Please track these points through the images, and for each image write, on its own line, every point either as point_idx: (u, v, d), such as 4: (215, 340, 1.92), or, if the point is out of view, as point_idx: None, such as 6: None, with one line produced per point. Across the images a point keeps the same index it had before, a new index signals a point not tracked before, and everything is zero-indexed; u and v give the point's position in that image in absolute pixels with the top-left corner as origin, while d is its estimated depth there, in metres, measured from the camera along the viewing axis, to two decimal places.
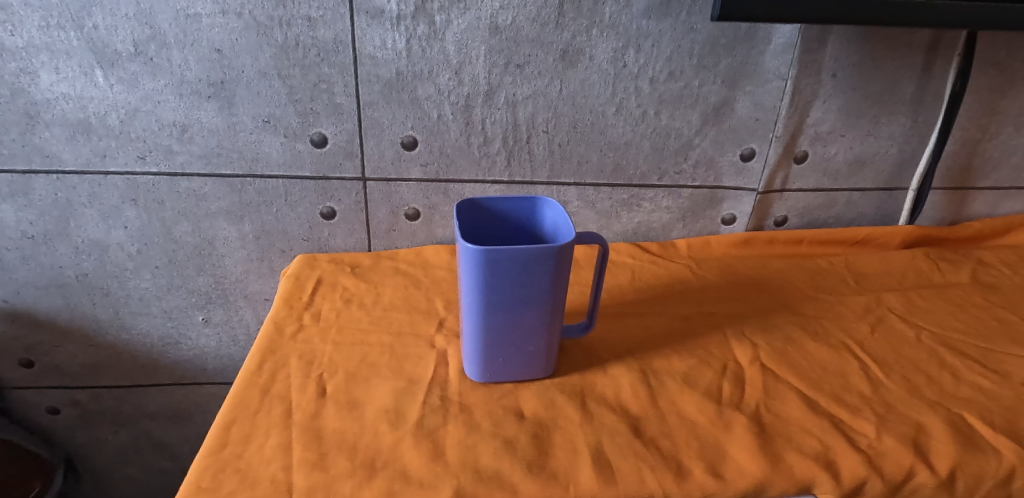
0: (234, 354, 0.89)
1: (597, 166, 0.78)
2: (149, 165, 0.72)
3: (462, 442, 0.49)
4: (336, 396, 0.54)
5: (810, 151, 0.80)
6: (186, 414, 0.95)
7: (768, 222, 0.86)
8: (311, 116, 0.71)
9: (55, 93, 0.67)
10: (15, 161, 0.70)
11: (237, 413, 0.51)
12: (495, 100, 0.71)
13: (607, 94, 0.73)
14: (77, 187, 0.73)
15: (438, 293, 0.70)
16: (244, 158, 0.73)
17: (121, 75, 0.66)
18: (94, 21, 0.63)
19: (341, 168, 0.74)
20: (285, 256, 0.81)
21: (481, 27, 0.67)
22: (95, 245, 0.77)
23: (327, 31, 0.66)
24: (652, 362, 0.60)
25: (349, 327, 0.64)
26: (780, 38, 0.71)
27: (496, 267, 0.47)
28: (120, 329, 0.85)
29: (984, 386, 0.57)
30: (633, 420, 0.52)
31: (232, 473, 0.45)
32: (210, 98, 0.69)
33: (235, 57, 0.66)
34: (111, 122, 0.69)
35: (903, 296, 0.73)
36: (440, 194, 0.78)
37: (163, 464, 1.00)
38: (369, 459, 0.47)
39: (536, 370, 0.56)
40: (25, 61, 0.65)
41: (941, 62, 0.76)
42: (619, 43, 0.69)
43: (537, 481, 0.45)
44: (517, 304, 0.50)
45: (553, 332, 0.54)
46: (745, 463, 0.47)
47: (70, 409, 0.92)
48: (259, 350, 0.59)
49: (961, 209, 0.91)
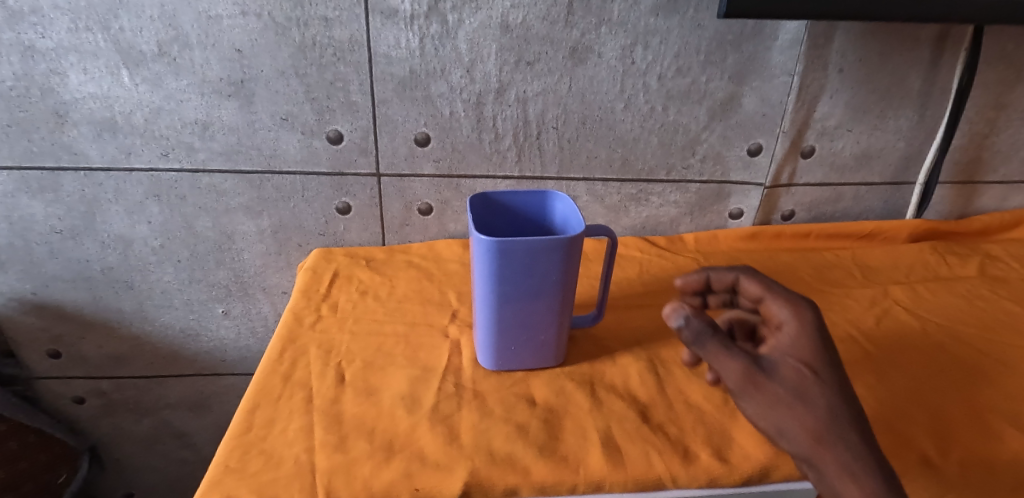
0: (253, 346, 0.92)
1: (606, 161, 0.79)
2: (172, 162, 0.75)
3: (476, 426, 0.50)
4: (354, 383, 0.56)
5: (817, 145, 0.81)
6: (205, 403, 0.97)
7: (775, 217, 0.87)
8: (328, 113, 0.73)
9: (83, 93, 0.69)
10: (45, 158, 0.73)
11: (260, 399, 0.53)
12: (506, 97, 0.73)
13: (615, 91, 0.74)
14: (104, 184, 0.75)
15: (451, 286, 0.72)
16: (262, 155, 0.75)
17: (145, 75, 0.69)
18: (120, 23, 0.66)
19: (356, 164, 0.76)
20: (302, 250, 0.83)
21: (493, 25, 0.69)
22: (120, 240, 0.80)
23: (343, 31, 0.68)
24: (659, 351, 0.61)
25: (365, 318, 0.66)
26: (786, 34, 0.72)
27: (508, 258, 0.49)
28: (144, 321, 0.88)
29: (988, 376, 0.58)
30: (641, 407, 0.53)
31: (257, 454, 0.47)
32: (230, 97, 0.71)
33: (255, 57, 0.69)
34: (136, 121, 0.72)
35: (910, 289, 0.73)
36: (452, 189, 0.80)
37: (182, 454, 1.03)
38: (387, 441, 0.49)
39: (546, 359, 0.57)
40: (55, 62, 0.67)
41: (948, 56, 0.77)
42: (628, 40, 0.71)
43: (549, 464, 0.47)
44: (527, 295, 0.51)
45: (563, 322, 0.55)
46: (750, 448, 0.48)
47: (95, 399, 0.95)
48: (280, 339, 0.61)
49: (969, 203, 0.91)
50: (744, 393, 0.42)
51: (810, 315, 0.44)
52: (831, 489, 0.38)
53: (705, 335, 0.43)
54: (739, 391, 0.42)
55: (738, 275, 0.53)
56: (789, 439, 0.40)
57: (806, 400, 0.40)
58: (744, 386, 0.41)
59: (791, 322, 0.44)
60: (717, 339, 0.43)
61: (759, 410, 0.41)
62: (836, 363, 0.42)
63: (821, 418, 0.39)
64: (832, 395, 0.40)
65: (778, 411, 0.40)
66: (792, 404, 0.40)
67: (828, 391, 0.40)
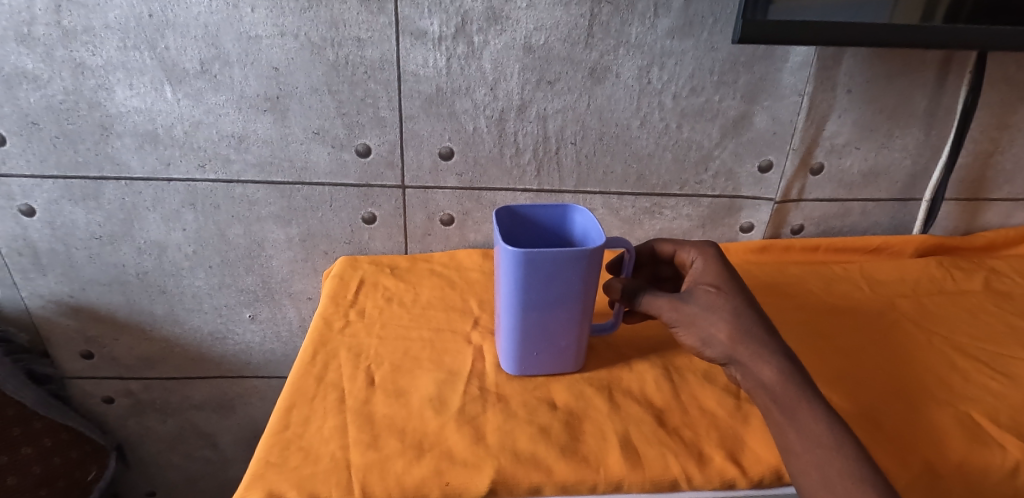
0: (277, 349, 0.95)
1: (621, 176, 0.82)
2: (208, 173, 0.78)
3: (500, 427, 0.53)
4: (383, 385, 0.59)
5: (826, 163, 0.84)
6: (229, 405, 1.00)
7: (785, 231, 0.90)
8: (357, 128, 0.76)
9: (128, 107, 0.74)
10: (88, 168, 0.77)
11: (296, 398, 0.56)
12: (527, 114, 0.77)
13: (632, 109, 0.77)
14: (144, 192, 0.79)
15: (472, 294, 0.75)
16: (294, 167, 0.79)
17: (187, 91, 0.73)
18: (166, 42, 0.70)
19: (382, 176, 0.80)
20: (327, 258, 0.86)
21: (516, 47, 0.72)
22: (155, 246, 0.84)
23: (374, 51, 0.71)
24: (674, 359, 0.64)
25: (392, 323, 0.69)
26: (796, 56, 0.75)
27: (534, 267, 0.52)
28: (174, 324, 0.91)
29: (992, 387, 0.60)
30: (657, 412, 0.56)
31: (296, 450, 0.50)
32: (266, 112, 0.75)
33: (290, 75, 0.72)
34: (176, 134, 0.76)
35: (915, 302, 0.76)
36: (473, 201, 0.83)
37: (205, 454, 1.06)
38: (417, 441, 0.52)
39: (566, 365, 0.60)
40: (103, 78, 0.72)
41: (953, 78, 0.80)
42: (645, 61, 0.74)
43: (571, 463, 0.49)
44: (550, 303, 0.54)
45: (583, 330, 0.58)
46: (762, 452, 0.51)
47: (124, 399, 0.98)
48: (311, 343, 0.64)
49: (974, 220, 0.93)
50: (676, 324, 0.53)
51: (710, 252, 0.59)
52: (752, 374, 0.49)
53: (638, 289, 0.56)
54: (674, 325, 0.54)
55: (650, 241, 0.64)
56: (712, 345, 0.51)
57: (713, 308, 0.52)
58: (673, 317, 0.53)
59: (699, 259, 0.59)
60: (648, 288, 0.56)
61: (684, 328, 0.53)
62: (734, 279, 0.55)
63: (729, 319, 0.51)
64: (733, 298, 0.53)
65: (699, 324, 0.52)
66: (704, 314, 0.52)
67: (730, 297, 0.53)
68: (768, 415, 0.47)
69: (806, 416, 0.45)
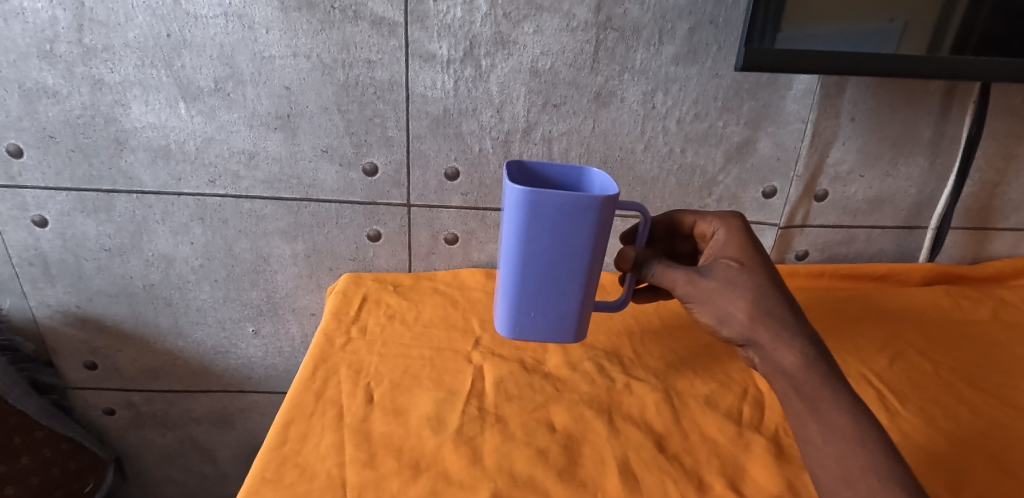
0: (278, 364, 0.95)
1: (625, 199, 0.83)
2: (218, 188, 0.80)
3: (498, 449, 0.53)
4: (382, 403, 0.59)
5: (830, 190, 0.84)
6: (229, 419, 1.00)
7: (789, 256, 0.90)
8: (365, 147, 0.78)
9: (142, 122, 0.75)
10: (102, 181, 0.79)
11: (294, 414, 0.56)
12: (532, 136, 0.78)
13: (636, 132, 0.78)
14: (154, 206, 0.81)
15: (474, 313, 0.76)
16: (301, 184, 0.80)
17: (200, 108, 0.75)
18: (182, 61, 0.72)
19: (388, 195, 0.81)
20: (332, 274, 0.87)
21: (523, 70, 0.74)
22: (163, 258, 0.85)
23: (384, 72, 0.73)
24: (675, 383, 0.63)
25: (393, 341, 0.69)
26: (800, 84, 0.76)
27: (537, 211, 0.46)
28: (178, 337, 0.92)
29: (1000, 420, 0.59)
30: (657, 437, 0.55)
31: (292, 467, 0.50)
32: (276, 129, 0.76)
33: (302, 94, 0.74)
34: (188, 149, 0.77)
35: (922, 331, 0.75)
36: (478, 221, 0.84)
37: (203, 469, 1.05)
38: (414, 460, 0.51)
39: (565, 334, 0.54)
40: (120, 95, 0.74)
41: (957, 108, 0.80)
42: (649, 86, 0.75)
43: (569, 488, 0.49)
44: (551, 256, 0.49)
45: (588, 295, 0.52)
46: (763, 481, 0.50)
47: (125, 410, 0.98)
48: (312, 358, 0.64)
49: (982, 249, 0.93)
50: (691, 299, 0.52)
51: (735, 223, 0.56)
52: (773, 359, 0.47)
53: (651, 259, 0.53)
54: (690, 300, 0.52)
55: (670, 211, 0.61)
56: (730, 323, 0.49)
57: (733, 285, 0.50)
58: (689, 293, 0.51)
59: (722, 230, 0.56)
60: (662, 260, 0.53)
61: (700, 304, 0.51)
62: (758, 255, 0.53)
63: (749, 297, 0.49)
64: (755, 275, 0.50)
65: (716, 302, 0.50)
66: (724, 291, 0.50)
67: (752, 274, 0.50)
68: (789, 401, 0.46)
69: (805, 443, 0.44)
